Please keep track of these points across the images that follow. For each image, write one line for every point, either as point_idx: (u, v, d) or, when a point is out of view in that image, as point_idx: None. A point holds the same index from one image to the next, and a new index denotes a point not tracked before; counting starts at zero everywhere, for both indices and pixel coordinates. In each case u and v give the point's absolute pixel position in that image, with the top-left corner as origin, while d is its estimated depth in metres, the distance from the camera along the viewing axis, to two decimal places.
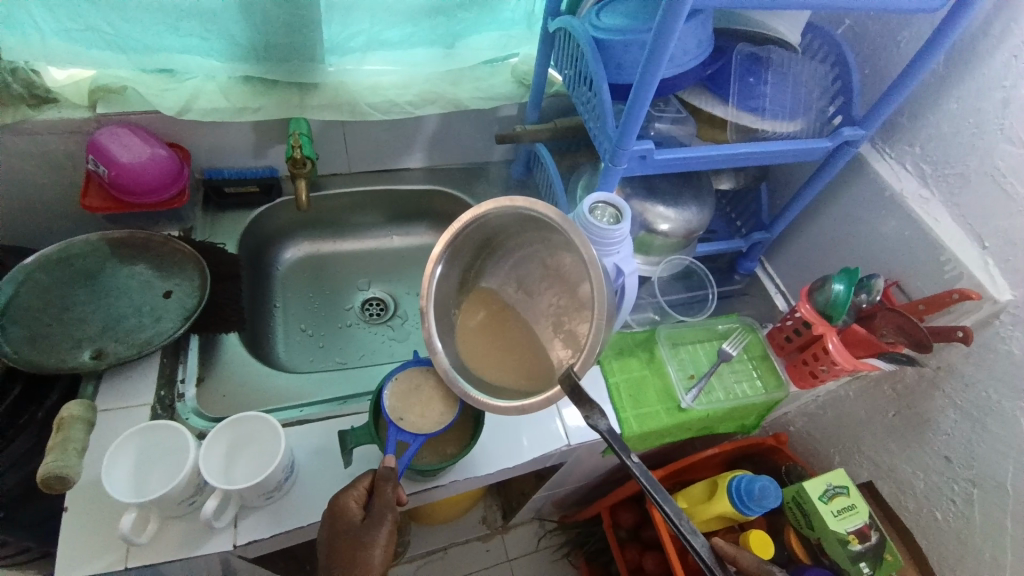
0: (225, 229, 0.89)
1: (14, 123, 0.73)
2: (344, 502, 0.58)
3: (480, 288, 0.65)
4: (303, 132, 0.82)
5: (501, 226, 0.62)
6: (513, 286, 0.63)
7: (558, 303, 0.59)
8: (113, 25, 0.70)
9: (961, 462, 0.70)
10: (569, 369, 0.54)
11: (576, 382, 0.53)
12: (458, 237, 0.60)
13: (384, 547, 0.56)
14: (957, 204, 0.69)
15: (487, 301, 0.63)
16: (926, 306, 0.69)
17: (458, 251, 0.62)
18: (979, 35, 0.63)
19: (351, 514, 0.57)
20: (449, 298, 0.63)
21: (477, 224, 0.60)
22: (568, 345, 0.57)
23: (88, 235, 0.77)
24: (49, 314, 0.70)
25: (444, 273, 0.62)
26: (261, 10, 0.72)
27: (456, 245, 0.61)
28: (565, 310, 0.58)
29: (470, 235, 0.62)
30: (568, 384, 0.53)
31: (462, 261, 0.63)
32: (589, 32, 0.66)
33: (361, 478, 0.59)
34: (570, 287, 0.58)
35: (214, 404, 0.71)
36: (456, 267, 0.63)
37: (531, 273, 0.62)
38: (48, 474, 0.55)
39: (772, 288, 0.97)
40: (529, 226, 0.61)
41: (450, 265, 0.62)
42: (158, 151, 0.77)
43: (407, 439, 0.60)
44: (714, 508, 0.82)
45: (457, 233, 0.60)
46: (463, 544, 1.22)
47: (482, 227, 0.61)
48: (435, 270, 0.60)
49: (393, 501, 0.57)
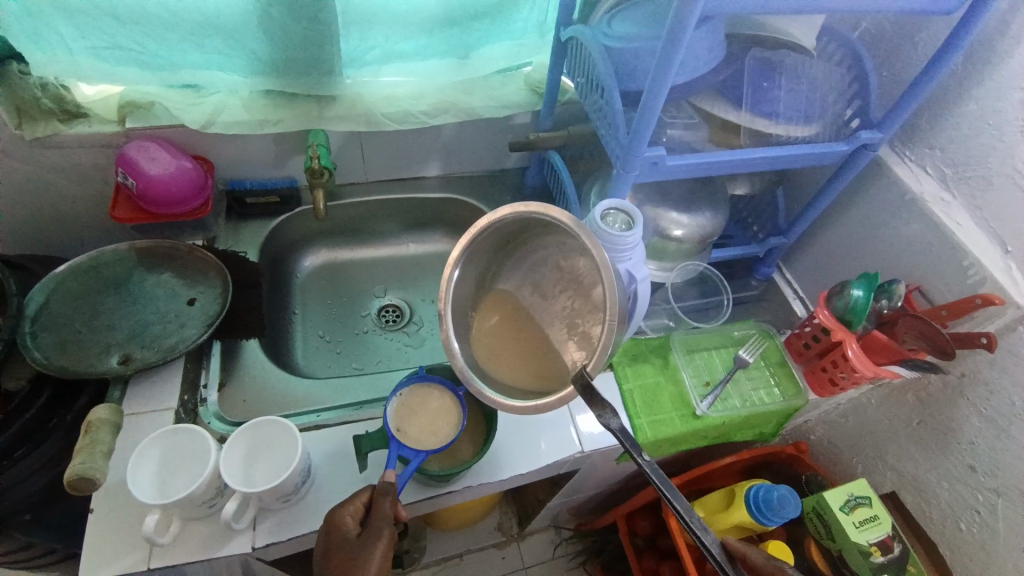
0: (247, 238, 0.91)
1: (46, 138, 0.76)
2: (339, 517, 0.57)
3: (495, 291, 0.65)
4: (321, 143, 0.85)
5: (518, 229, 0.62)
6: (529, 288, 0.63)
7: (572, 305, 0.60)
8: (140, 43, 0.72)
9: (986, 471, 0.68)
10: (581, 368, 0.53)
11: (588, 381, 0.53)
12: (474, 241, 0.60)
13: (378, 563, 0.55)
14: (979, 207, 0.68)
15: (502, 303, 0.64)
16: (948, 312, 0.68)
17: (474, 255, 0.62)
18: (1000, 34, 0.62)
19: (347, 528, 0.57)
20: (465, 301, 0.64)
21: (493, 228, 0.61)
22: (581, 346, 0.57)
23: (116, 246, 0.80)
24: (79, 321, 0.72)
25: (461, 277, 0.62)
26: (281, 26, 0.74)
27: (472, 249, 0.61)
28: (579, 311, 0.59)
29: (486, 239, 0.62)
30: (580, 383, 0.53)
31: (478, 265, 0.64)
32: (599, 40, 0.67)
33: (358, 493, 0.59)
34: (584, 289, 0.59)
35: (235, 408, 0.73)
36: (473, 270, 0.64)
37: (546, 275, 0.62)
38: (75, 476, 0.56)
39: (790, 293, 0.96)
40: (545, 229, 0.61)
41: (466, 269, 0.62)
42: (183, 164, 0.80)
43: (408, 455, 0.60)
44: (732, 518, 0.81)
45: (473, 238, 0.60)
46: (480, 551, 1.22)
47: (498, 231, 0.61)
48: (452, 273, 0.60)
49: (390, 516, 0.56)
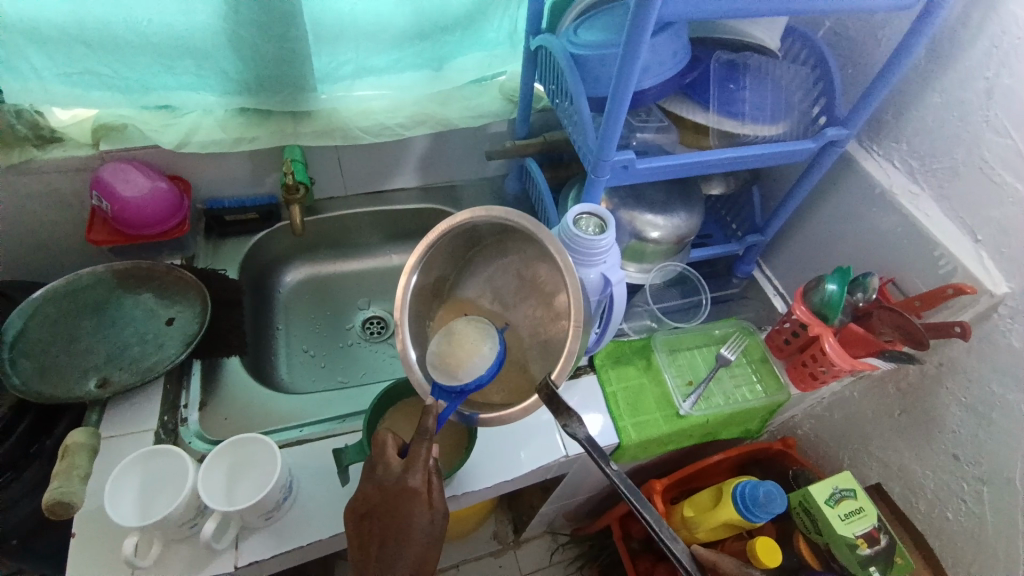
0: (227, 255, 0.91)
1: (22, 164, 0.76)
2: (407, 481, 0.53)
3: (453, 299, 0.63)
4: (297, 159, 0.86)
5: (479, 236, 0.62)
6: (489, 297, 0.62)
7: (533, 314, 0.59)
8: (112, 68, 0.72)
9: (970, 459, 0.69)
10: (546, 378, 0.53)
11: (553, 392, 0.52)
12: (433, 245, 0.60)
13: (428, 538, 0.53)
14: (947, 197, 0.69)
15: (458, 310, 0.62)
16: (922, 301, 0.69)
17: (434, 261, 0.61)
18: (960, 26, 0.63)
19: (417, 494, 0.53)
20: (424, 309, 0.62)
21: (451, 233, 0.60)
22: (548, 361, 0.57)
23: (94, 268, 0.79)
24: (57, 346, 0.72)
25: (421, 284, 0.61)
26: (252, 47, 0.75)
27: (433, 255, 0.61)
28: (541, 324, 0.58)
29: (447, 243, 0.61)
30: (545, 393, 0.53)
31: (438, 273, 0.63)
32: (566, 50, 0.68)
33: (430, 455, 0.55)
34: (544, 299, 0.58)
35: (216, 427, 0.73)
36: (433, 279, 0.63)
37: (507, 285, 0.61)
38: (52, 501, 0.56)
39: (770, 290, 0.97)
40: (506, 235, 0.61)
41: (426, 277, 0.62)
42: (159, 185, 0.80)
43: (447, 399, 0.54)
44: (720, 516, 0.81)
45: (434, 241, 0.59)
46: (476, 561, 1.22)
47: (457, 237, 0.61)
48: (410, 279, 0.59)
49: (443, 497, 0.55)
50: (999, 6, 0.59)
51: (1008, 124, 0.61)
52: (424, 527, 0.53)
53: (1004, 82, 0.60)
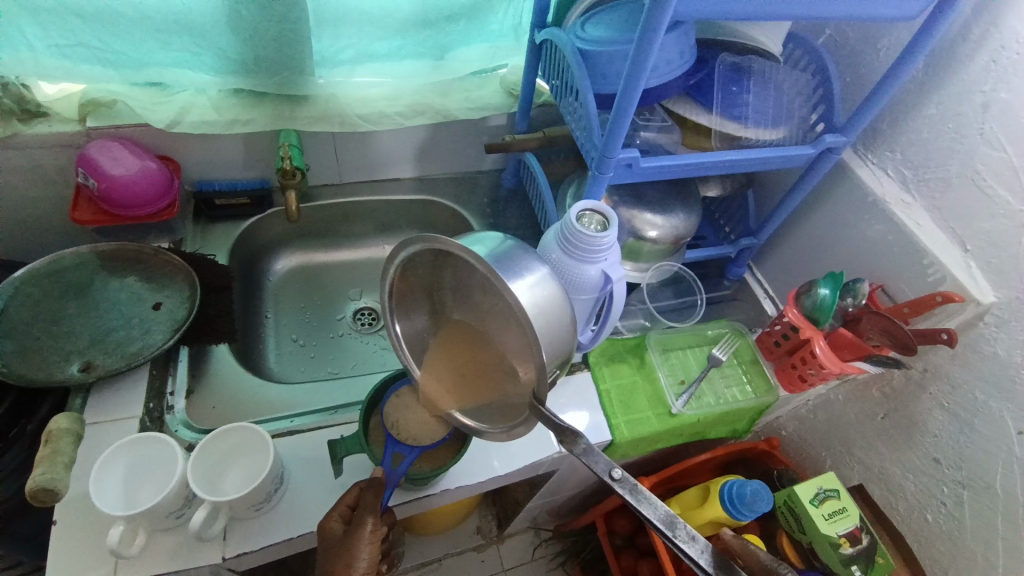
0: (215, 241, 0.89)
1: (5, 138, 0.73)
2: (326, 521, 0.60)
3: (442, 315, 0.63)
4: (293, 143, 0.83)
5: (426, 267, 0.58)
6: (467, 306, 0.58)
7: (500, 315, 0.54)
8: (104, 41, 0.70)
9: (950, 463, 0.71)
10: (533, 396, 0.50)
11: (540, 409, 0.49)
12: (392, 295, 0.61)
13: (366, 551, 0.58)
14: (938, 208, 0.71)
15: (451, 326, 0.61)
16: (911, 309, 0.70)
17: (406, 298, 0.62)
18: (959, 39, 0.65)
19: (332, 532, 0.59)
20: (424, 340, 0.65)
21: (402, 275, 0.59)
22: (523, 367, 0.54)
23: (79, 248, 0.77)
24: (38, 327, 0.70)
25: (406, 328, 0.64)
26: (250, 27, 0.73)
27: (401, 296, 0.62)
28: (512, 330, 0.53)
29: (404, 285, 0.62)
30: (535, 412, 0.50)
31: (418, 307, 0.64)
32: (574, 43, 0.67)
33: (344, 497, 0.61)
34: (503, 308, 0.52)
35: (203, 415, 0.71)
36: (416, 313, 0.64)
37: (474, 294, 0.55)
38: (37, 487, 0.54)
39: (761, 293, 0.98)
40: (440, 261, 0.56)
41: (408, 317, 0.64)
42: (148, 164, 0.78)
43: (404, 451, 0.62)
44: (708, 513, 0.82)
45: (389, 292, 0.61)
46: (459, 555, 1.21)
47: (410, 271, 0.59)
48: (393, 327, 0.63)
49: (372, 507, 0.59)
50: (999, 21, 0.61)
51: (1001, 137, 0.62)
52: (355, 546, 0.57)
53: (1000, 97, 0.62)
